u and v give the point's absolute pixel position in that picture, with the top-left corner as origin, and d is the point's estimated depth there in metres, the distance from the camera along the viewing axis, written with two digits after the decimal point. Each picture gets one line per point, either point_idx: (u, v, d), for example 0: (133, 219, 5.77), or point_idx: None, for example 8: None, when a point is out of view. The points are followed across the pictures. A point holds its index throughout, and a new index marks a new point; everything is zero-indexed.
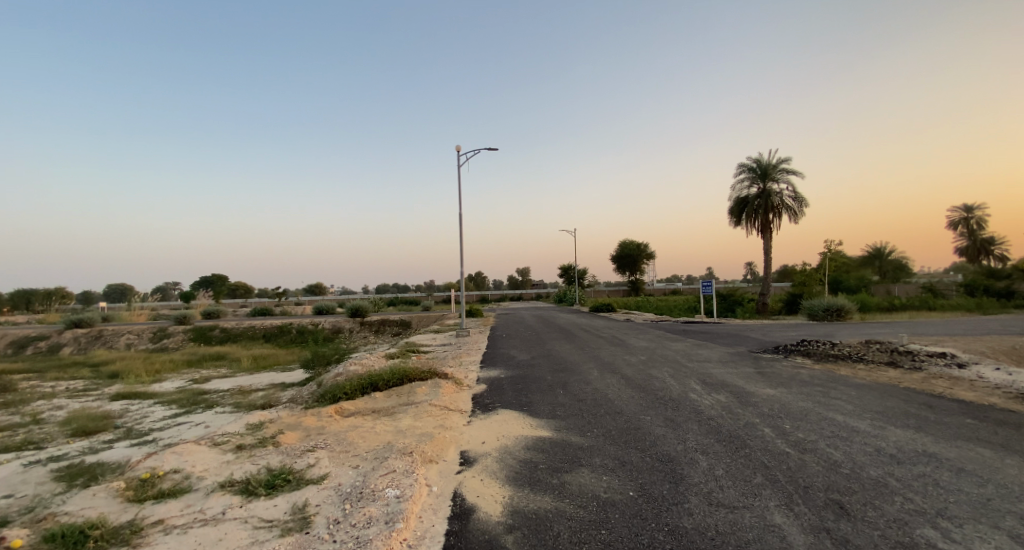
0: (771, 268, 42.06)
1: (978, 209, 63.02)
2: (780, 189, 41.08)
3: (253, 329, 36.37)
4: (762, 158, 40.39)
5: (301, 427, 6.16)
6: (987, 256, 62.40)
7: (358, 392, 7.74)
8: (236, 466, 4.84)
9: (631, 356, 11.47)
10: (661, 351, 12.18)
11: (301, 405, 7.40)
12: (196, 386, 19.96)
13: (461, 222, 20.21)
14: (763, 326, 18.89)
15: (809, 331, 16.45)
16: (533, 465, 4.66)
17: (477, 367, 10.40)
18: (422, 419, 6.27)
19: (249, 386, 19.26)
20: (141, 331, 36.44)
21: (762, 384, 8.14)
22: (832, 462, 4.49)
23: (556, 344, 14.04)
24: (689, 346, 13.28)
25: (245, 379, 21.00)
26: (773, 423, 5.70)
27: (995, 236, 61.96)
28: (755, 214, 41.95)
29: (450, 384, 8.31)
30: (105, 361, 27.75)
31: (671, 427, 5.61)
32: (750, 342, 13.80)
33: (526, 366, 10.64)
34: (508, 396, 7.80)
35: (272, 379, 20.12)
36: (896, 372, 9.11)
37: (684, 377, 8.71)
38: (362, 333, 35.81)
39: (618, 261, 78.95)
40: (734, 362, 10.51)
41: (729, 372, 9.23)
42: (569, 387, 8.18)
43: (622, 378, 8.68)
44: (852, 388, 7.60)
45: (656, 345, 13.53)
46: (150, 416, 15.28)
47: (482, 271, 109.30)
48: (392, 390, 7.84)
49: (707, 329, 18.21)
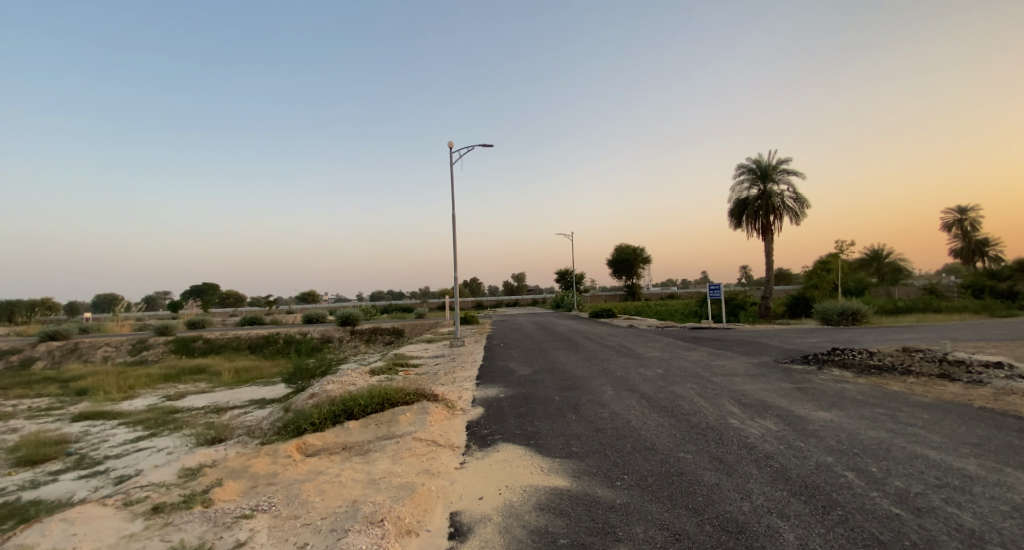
0: (772, 270, 41.06)
1: (972, 210, 62.64)
2: (780, 190, 40.17)
3: (238, 340, 34.73)
4: (762, 158, 39.51)
5: (248, 474, 4.80)
6: (981, 257, 61.95)
7: (328, 422, 6.38)
8: (138, 544, 3.49)
9: (646, 370, 10.19)
10: (678, 363, 10.88)
11: (257, 439, 6.04)
12: (169, 404, 18.43)
13: (454, 225, 18.87)
14: (778, 332, 17.64)
15: (829, 336, 15.24)
16: (551, 540, 3.35)
17: (472, 385, 9.04)
18: (402, 461, 4.93)
19: (225, 404, 17.74)
20: (119, 343, 34.71)
21: (811, 404, 6.87)
22: (973, 534, 3.19)
23: (560, 354, 12.73)
24: (707, 356, 12.00)
25: (223, 395, 19.49)
26: (857, 466, 4.39)
27: (990, 238, 61.52)
28: (755, 216, 40.98)
29: (440, 409, 6.97)
30: (77, 376, 26.11)
31: (724, 473, 4.31)
32: (772, 351, 12.57)
33: (528, 382, 9.28)
34: (510, 423, 6.48)
35: (251, 396, 18.63)
36: (957, 386, 7.88)
37: (716, 396, 7.42)
38: (352, 343, 34.33)
39: (615, 266, 77.89)
40: (764, 375, 9.25)
41: (766, 389, 7.93)
42: (582, 410, 6.88)
43: (643, 399, 7.37)
44: (922, 410, 6.34)
45: (670, 355, 12.24)
46: (110, 441, 13.77)
47: (477, 278, 108.18)
48: (370, 419, 6.49)
49: (718, 336, 16.99)
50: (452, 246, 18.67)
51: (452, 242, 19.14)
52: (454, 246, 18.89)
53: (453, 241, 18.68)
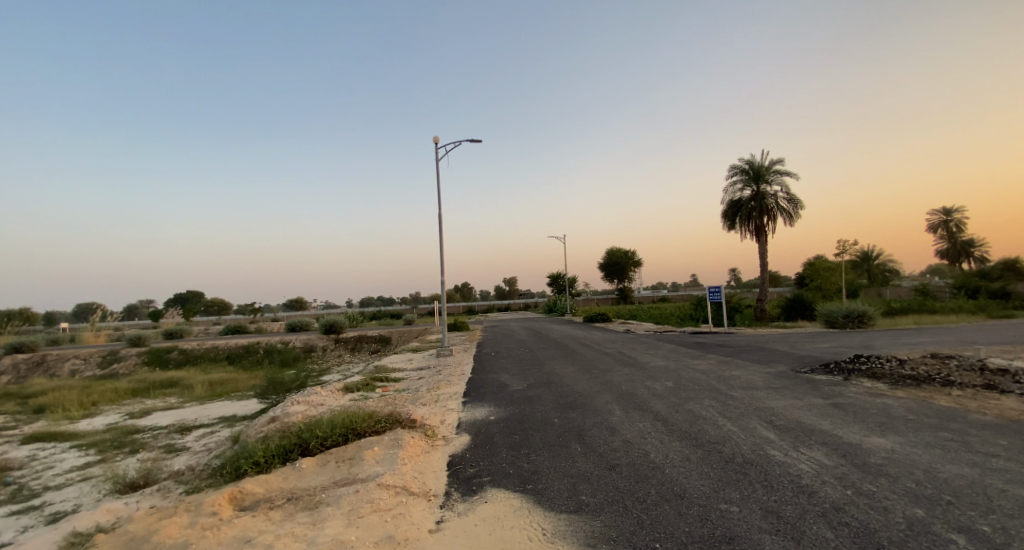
0: (767, 272, 40.43)
1: (956, 212, 62.71)
2: (773, 191, 39.61)
3: (216, 351, 33.08)
4: (755, 158, 38.91)
5: (150, 545, 3.59)
6: (968, 258, 62.08)
7: (277, 461, 5.20)
8: None
9: (653, 382, 9.13)
10: (688, 375, 9.80)
11: (183, 487, 4.82)
12: (131, 423, 16.92)
13: (440, 229, 17.62)
14: (784, 337, 16.65)
15: (841, 341, 14.28)
16: None
17: (458, 406, 7.84)
18: (359, 522, 3.75)
19: (192, 422, 16.28)
20: (89, 355, 32.90)
21: (857, 427, 5.80)
22: None
23: (558, 365, 11.60)
24: (716, 365, 10.95)
25: (191, 412, 18.02)
26: (963, 525, 3.29)
27: (976, 239, 61.73)
28: (748, 218, 40.31)
29: (417, 439, 5.80)
30: (37, 391, 24.39)
31: (791, 540, 3.18)
32: (787, 358, 11.56)
33: (522, 402, 8.10)
34: (501, 458, 5.31)
35: (222, 412, 17.22)
36: (1013, 399, 6.88)
37: (744, 418, 6.32)
38: (336, 351, 32.91)
39: (606, 270, 77.05)
40: (788, 388, 8.21)
41: (796, 406, 6.87)
42: (588, 438, 5.72)
43: (659, 422, 6.27)
44: (994, 433, 5.29)
45: (677, 364, 11.16)
46: (55, 467, 12.33)
47: (468, 283, 106.95)
48: (329, 456, 5.30)
49: (722, 342, 15.97)
50: (438, 251, 17.41)
51: (439, 248, 17.89)
52: (441, 249, 17.67)
53: (440, 247, 17.40)
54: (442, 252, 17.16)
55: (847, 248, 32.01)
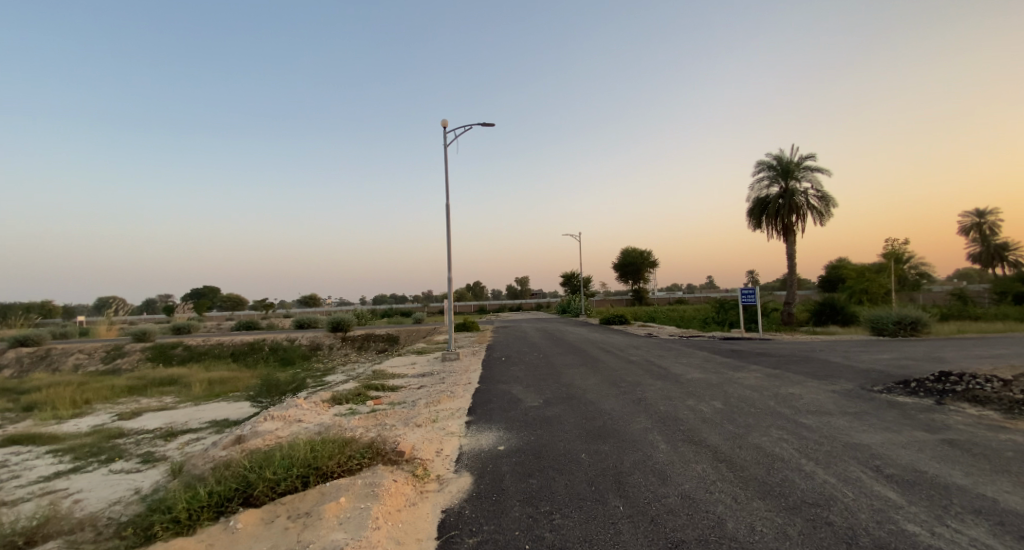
0: (795, 274, 38.28)
1: (990, 213, 59.41)
2: (803, 188, 37.40)
3: (221, 348, 32.22)
4: (783, 154, 36.82)
5: None
6: (1002, 263, 58.89)
7: (206, 515, 3.77)
8: None
9: (696, 401, 7.60)
10: (737, 392, 8.19)
11: None
12: (117, 425, 15.81)
13: (449, 221, 16.10)
14: (829, 345, 14.89)
15: (901, 352, 12.49)
16: None
17: (460, 430, 6.34)
18: None
19: (180, 426, 15.09)
20: (93, 350, 32.27)
21: (1007, 483, 4.19)
22: None
23: (578, 375, 10.08)
24: (767, 380, 9.29)
25: (182, 414, 16.89)
26: None
27: (1011, 242, 58.46)
28: (776, 217, 38.19)
29: (402, 483, 4.36)
30: (34, 387, 23.61)
31: None
32: (848, 373, 9.88)
33: (538, 425, 6.59)
34: (512, 520, 3.79)
35: (213, 416, 16.04)
36: None
37: (838, 462, 4.72)
38: (343, 350, 31.79)
39: (621, 271, 75.10)
40: (872, 414, 6.59)
41: (899, 444, 5.27)
42: (631, 491, 4.18)
43: (724, 466, 4.70)
44: None
45: (720, 378, 9.51)
46: (22, 476, 11.20)
47: (479, 283, 106.28)
48: (279, 509, 3.86)
49: (761, 350, 14.27)
50: (447, 247, 15.90)
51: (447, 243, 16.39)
52: (449, 244, 16.15)
53: (449, 241, 15.86)
54: (450, 247, 15.62)
55: (901, 247, 29.73)
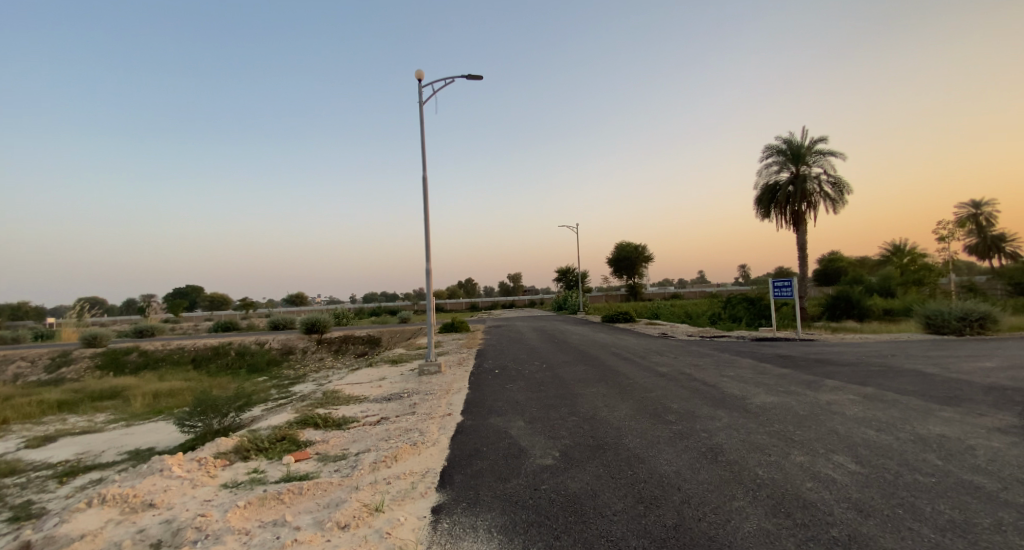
0: (805, 266, 35.78)
1: (986, 203, 56.76)
2: (814, 173, 34.73)
3: (182, 353, 28.86)
4: (795, 136, 34.10)
5: None
6: (998, 254, 56.78)
7: None
8: None
9: (807, 456, 4.74)
10: (856, 435, 5.34)
11: None
12: (14, 458, 12.63)
13: (427, 201, 12.97)
14: (894, 348, 12.10)
15: (1003, 358, 9.81)
16: None
17: (415, 542, 3.39)
18: None
19: (91, 460, 11.94)
20: (36, 356, 28.76)
21: None
22: None
23: (600, 402, 7.19)
24: (875, 409, 6.48)
25: (102, 441, 13.70)
26: None
27: (1006, 233, 56.36)
28: (786, 205, 35.54)
29: None
30: None
31: None
32: (975, 394, 7.12)
33: (560, 518, 3.66)
34: None
35: (137, 444, 12.91)
36: None
37: None
38: (318, 354, 28.73)
39: (615, 265, 72.42)
40: None
41: None
42: None
43: None
44: None
45: (805, 406, 6.70)
46: None
47: (467, 281, 104.14)
48: None
49: (816, 355, 11.51)
50: (424, 236, 12.75)
51: (424, 230, 13.20)
52: (426, 230, 12.96)
53: (427, 228, 12.69)
54: (429, 234, 12.47)
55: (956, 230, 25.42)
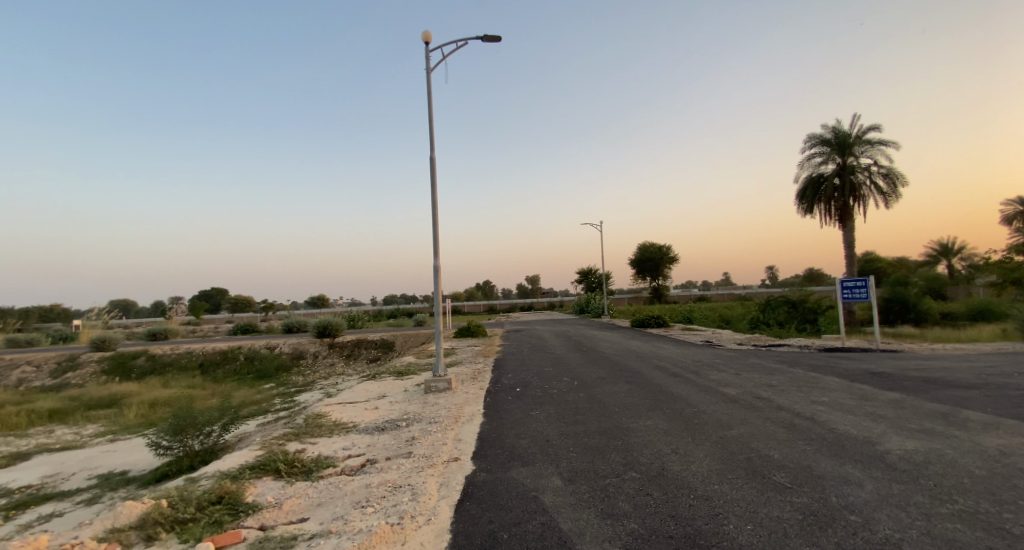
0: (851, 266, 32.89)
1: None
2: (863, 164, 31.82)
3: (190, 358, 27.76)
4: (841, 125, 31.31)
5: None
6: None
7: None
8: None
9: None
10: None
11: None
12: None
13: (437, 187, 11.04)
14: (1014, 363, 9.68)
15: None
16: None
17: None
18: None
19: (53, 487, 10.37)
20: (45, 360, 28.01)
21: None
22: None
23: (667, 446, 5.19)
24: None
25: (77, 461, 12.19)
26: None
27: None
28: (831, 199, 32.70)
29: None
30: None
31: None
32: None
33: None
34: None
35: (110, 468, 11.32)
36: None
37: None
38: (328, 359, 27.24)
39: (638, 267, 69.65)
40: None
41: None
42: None
43: None
44: None
45: (977, 460, 4.52)
46: None
47: (486, 283, 102.92)
48: None
49: (916, 372, 9.21)
50: (431, 227, 10.72)
51: (432, 220, 11.20)
52: (434, 222, 10.99)
53: (434, 217, 10.67)
54: (437, 225, 10.48)
55: None
